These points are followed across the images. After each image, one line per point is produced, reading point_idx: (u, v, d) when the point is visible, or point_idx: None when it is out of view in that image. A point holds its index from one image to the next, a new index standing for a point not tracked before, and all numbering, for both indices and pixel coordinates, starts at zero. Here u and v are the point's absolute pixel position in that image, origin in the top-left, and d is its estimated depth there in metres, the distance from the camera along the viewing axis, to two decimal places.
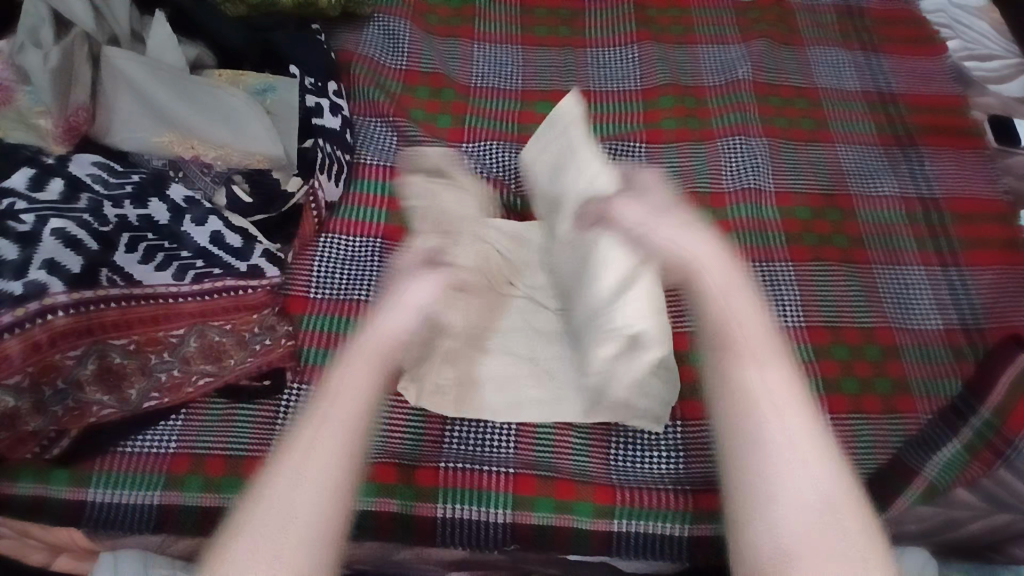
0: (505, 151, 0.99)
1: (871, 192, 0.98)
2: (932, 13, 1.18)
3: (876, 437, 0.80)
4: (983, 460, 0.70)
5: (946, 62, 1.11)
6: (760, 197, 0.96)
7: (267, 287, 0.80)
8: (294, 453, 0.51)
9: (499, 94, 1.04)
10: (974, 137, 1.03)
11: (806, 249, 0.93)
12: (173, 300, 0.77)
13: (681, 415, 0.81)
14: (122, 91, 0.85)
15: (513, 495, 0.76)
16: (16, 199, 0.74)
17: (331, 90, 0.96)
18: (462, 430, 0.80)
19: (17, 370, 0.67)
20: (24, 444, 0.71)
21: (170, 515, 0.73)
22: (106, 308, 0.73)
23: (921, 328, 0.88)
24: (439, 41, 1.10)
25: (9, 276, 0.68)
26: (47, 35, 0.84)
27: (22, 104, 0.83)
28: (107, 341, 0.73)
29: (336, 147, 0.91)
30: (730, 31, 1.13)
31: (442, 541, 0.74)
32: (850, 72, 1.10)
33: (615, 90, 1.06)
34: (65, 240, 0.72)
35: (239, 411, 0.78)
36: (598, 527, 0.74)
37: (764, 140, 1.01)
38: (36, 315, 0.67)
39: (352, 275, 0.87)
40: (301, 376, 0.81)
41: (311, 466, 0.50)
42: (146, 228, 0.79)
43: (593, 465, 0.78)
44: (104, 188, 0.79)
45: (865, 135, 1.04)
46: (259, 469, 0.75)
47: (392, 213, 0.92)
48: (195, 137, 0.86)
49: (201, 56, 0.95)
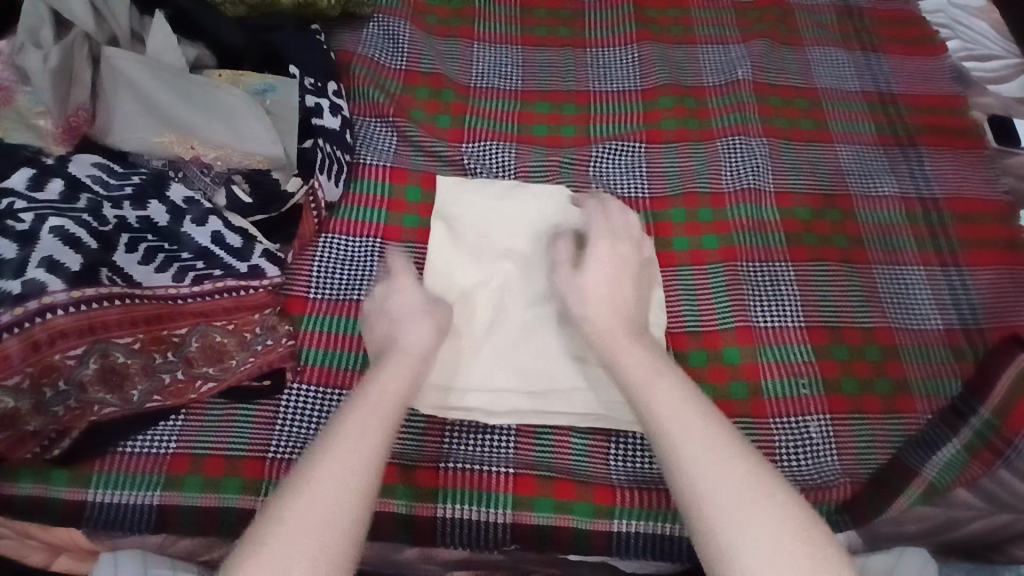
0: (505, 152, 0.99)
1: (871, 192, 0.98)
2: (932, 13, 1.18)
3: (875, 437, 0.80)
4: (983, 460, 0.69)
5: (945, 62, 1.11)
6: (760, 197, 0.96)
7: (269, 287, 0.81)
8: (353, 437, 0.57)
9: (499, 94, 1.04)
10: (973, 137, 1.03)
11: (805, 249, 0.93)
12: (174, 300, 0.77)
13: None
14: (122, 91, 0.85)
15: (513, 495, 0.76)
16: (16, 199, 0.74)
17: (331, 90, 0.95)
18: (461, 430, 0.79)
19: (17, 370, 0.67)
20: (24, 444, 0.71)
21: (170, 516, 0.73)
22: (108, 305, 0.72)
23: (922, 328, 0.88)
24: (438, 41, 1.10)
25: (9, 275, 0.68)
26: (47, 35, 0.84)
27: (22, 104, 0.83)
28: (109, 340, 0.73)
29: (336, 148, 0.91)
30: (730, 31, 1.13)
31: (442, 541, 0.74)
32: (850, 72, 1.10)
33: (615, 90, 1.06)
34: (65, 238, 0.72)
35: (239, 411, 0.79)
36: (598, 527, 0.75)
37: (764, 140, 1.01)
38: (35, 314, 0.68)
39: (352, 275, 0.87)
40: (301, 376, 0.81)
41: (362, 448, 0.57)
42: (147, 229, 0.79)
43: (593, 465, 0.78)
44: (104, 188, 0.80)
45: (865, 135, 1.04)
46: (259, 470, 0.75)
47: (392, 213, 0.92)
48: (195, 137, 0.86)
49: (201, 57, 0.96)
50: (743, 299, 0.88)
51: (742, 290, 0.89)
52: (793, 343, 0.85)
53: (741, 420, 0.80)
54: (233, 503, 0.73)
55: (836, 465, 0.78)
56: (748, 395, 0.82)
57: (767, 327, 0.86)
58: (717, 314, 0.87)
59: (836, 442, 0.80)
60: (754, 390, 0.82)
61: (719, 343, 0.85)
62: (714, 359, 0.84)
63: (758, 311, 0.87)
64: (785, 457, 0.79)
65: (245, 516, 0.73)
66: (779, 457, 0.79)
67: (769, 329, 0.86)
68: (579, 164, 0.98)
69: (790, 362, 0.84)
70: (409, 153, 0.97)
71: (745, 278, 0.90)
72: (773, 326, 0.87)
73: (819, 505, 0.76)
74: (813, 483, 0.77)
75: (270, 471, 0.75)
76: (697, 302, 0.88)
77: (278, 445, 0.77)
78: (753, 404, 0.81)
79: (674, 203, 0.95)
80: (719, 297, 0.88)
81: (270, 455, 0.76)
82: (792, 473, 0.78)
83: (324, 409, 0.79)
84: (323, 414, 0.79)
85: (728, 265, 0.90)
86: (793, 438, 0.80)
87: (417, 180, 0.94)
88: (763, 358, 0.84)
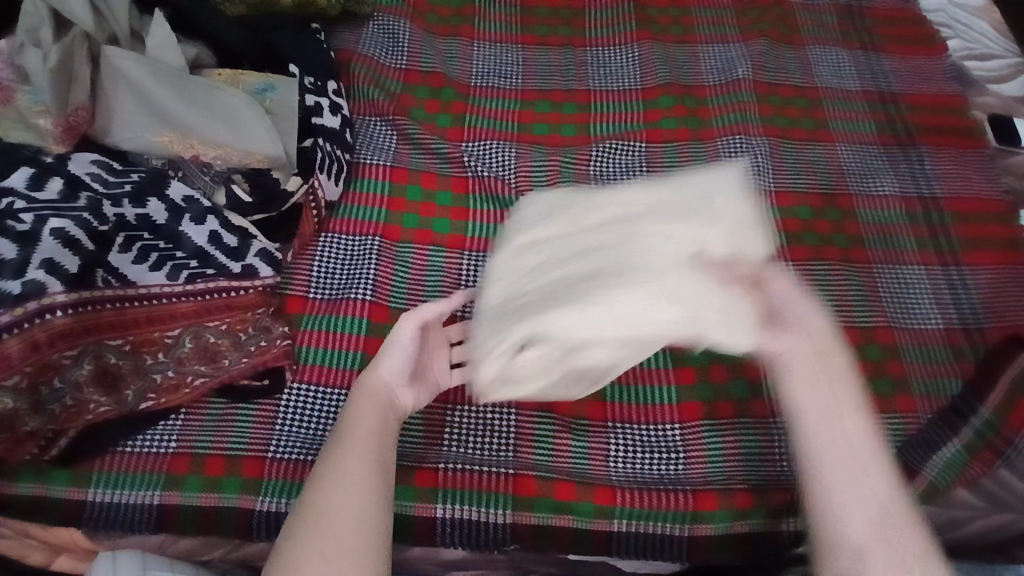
0: (505, 152, 0.98)
1: (871, 192, 0.98)
2: (932, 12, 1.18)
3: (876, 437, 0.79)
4: (984, 460, 0.72)
5: (946, 62, 1.11)
6: (760, 197, 0.96)
7: (260, 289, 0.80)
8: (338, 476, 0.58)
9: (499, 94, 1.04)
10: (974, 136, 1.03)
11: (806, 248, 0.92)
12: (168, 300, 0.77)
13: (680, 417, 0.81)
14: (122, 91, 0.85)
15: (513, 495, 0.76)
16: (15, 198, 0.74)
17: (331, 89, 0.95)
18: (461, 429, 0.79)
19: (17, 369, 0.68)
20: (22, 445, 0.70)
21: (171, 515, 0.72)
22: (102, 309, 0.73)
23: (922, 328, 0.88)
24: (439, 41, 1.10)
25: (9, 275, 0.69)
26: (47, 35, 0.84)
27: (22, 103, 0.82)
28: (102, 342, 0.74)
29: (335, 147, 0.91)
30: (731, 31, 1.13)
31: (442, 541, 0.74)
32: (850, 72, 1.10)
33: (616, 89, 1.06)
34: (65, 239, 0.72)
35: (239, 410, 0.78)
36: (598, 527, 0.74)
37: (764, 140, 1.01)
38: (35, 314, 0.68)
39: (352, 274, 0.87)
40: (300, 375, 0.81)
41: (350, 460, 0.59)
42: (145, 228, 0.79)
43: (593, 467, 0.78)
44: (103, 187, 0.79)
45: (865, 135, 1.03)
46: (258, 469, 0.75)
47: (392, 213, 0.92)
48: (195, 137, 0.86)
49: (201, 56, 0.95)
50: None
51: None
52: None
53: (741, 420, 0.80)
54: (233, 503, 0.73)
55: None
56: (748, 395, 0.82)
57: None
58: None
59: None
60: (755, 390, 0.82)
61: None
62: (715, 359, 0.84)
63: None
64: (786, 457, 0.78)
65: (244, 516, 0.73)
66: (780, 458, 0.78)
67: None
68: (579, 163, 0.98)
69: None
70: (409, 152, 0.97)
71: None
72: None
73: None
74: None
75: (269, 471, 0.75)
76: None
77: (278, 445, 0.76)
78: (753, 404, 0.81)
79: None
80: None
81: (270, 455, 0.76)
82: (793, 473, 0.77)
83: (324, 409, 0.79)
84: (323, 414, 0.79)
85: None
86: None
87: (417, 180, 0.95)
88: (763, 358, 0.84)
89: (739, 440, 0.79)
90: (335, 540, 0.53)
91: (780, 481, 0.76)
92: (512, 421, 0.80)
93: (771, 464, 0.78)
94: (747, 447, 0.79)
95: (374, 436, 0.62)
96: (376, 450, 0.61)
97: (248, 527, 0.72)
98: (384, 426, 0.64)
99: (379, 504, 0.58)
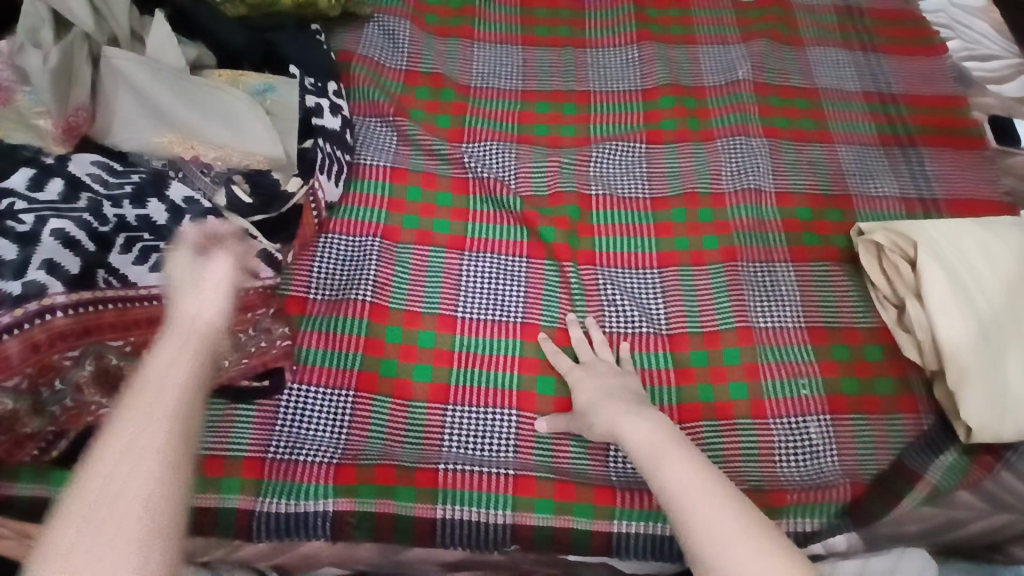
0: (505, 152, 0.99)
1: (871, 192, 0.98)
2: (932, 13, 1.18)
3: (876, 437, 0.80)
4: (984, 465, 0.77)
5: (945, 62, 1.11)
6: (760, 198, 0.96)
7: (261, 289, 0.78)
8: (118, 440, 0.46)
9: (499, 94, 1.04)
10: (973, 137, 1.03)
11: (805, 249, 0.93)
12: (168, 301, 0.76)
13: (681, 418, 0.81)
14: (122, 93, 0.85)
15: (513, 496, 0.76)
16: (16, 199, 0.73)
17: (331, 90, 0.96)
18: (462, 429, 0.80)
19: (17, 371, 0.67)
20: (22, 447, 0.72)
21: None
22: (103, 309, 0.73)
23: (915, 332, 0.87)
24: (438, 41, 1.10)
25: (9, 276, 0.68)
26: (47, 36, 0.83)
27: (22, 104, 0.82)
28: (104, 343, 0.74)
29: (335, 148, 0.92)
30: (730, 31, 1.13)
31: (442, 541, 0.74)
32: (849, 72, 1.10)
33: (615, 90, 1.06)
34: (65, 240, 0.72)
35: (239, 411, 0.78)
36: (598, 528, 0.75)
37: (764, 141, 1.01)
38: (35, 315, 0.68)
39: (352, 275, 0.88)
40: (301, 376, 0.81)
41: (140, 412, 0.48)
42: (146, 228, 0.78)
43: (593, 466, 0.78)
44: (104, 188, 0.79)
45: (865, 135, 1.04)
46: (259, 470, 0.75)
47: (392, 213, 0.92)
48: (195, 138, 0.86)
49: (201, 57, 0.94)
50: (743, 299, 0.88)
51: (742, 290, 0.89)
52: (793, 343, 0.85)
53: (741, 420, 0.80)
54: (233, 503, 0.73)
55: (835, 465, 0.78)
56: (748, 395, 0.82)
57: (767, 327, 0.86)
58: (717, 314, 0.87)
59: (836, 442, 0.80)
60: (754, 391, 0.82)
61: (718, 343, 0.85)
62: (714, 359, 0.84)
63: (758, 311, 0.87)
64: (785, 457, 0.79)
65: (244, 516, 0.73)
66: (778, 458, 0.79)
67: (769, 329, 0.86)
68: (579, 164, 0.98)
69: (789, 363, 0.84)
70: (409, 153, 0.97)
71: (745, 278, 0.90)
72: (774, 326, 0.87)
73: (820, 505, 0.76)
74: (813, 483, 0.77)
75: (270, 471, 0.75)
76: (697, 302, 0.88)
77: (278, 445, 0.77)
78: (753, 405, 0.81)
79: (674, 202, 0.95)
80: (719, 297, 0.88)
81: (270, 455, 0.76)
82: (791, 473, 0.78)
83: (324, 410, 0.79)
84: (323, 414, 0.79)
85: (728, 265, 0.90)
86: (793, 438, 0.80)
87: (417, 180, 0.95)
88: (763, 358, 0.84)
89: (739, 439, 0.79)
90: (118, 523, 0.43)
91: (777, 482, 0.77)
92: (512, 423, 0.80)
93: (769, 465, 0.78)
94: (747, 447, 0.79)
95: (170, 409, 0.48)
96: (180, 395, 0.50)
97: (248, 526, 0.73)
98: (192, 394, 0.50)
99: (169, 496, 0.45)
